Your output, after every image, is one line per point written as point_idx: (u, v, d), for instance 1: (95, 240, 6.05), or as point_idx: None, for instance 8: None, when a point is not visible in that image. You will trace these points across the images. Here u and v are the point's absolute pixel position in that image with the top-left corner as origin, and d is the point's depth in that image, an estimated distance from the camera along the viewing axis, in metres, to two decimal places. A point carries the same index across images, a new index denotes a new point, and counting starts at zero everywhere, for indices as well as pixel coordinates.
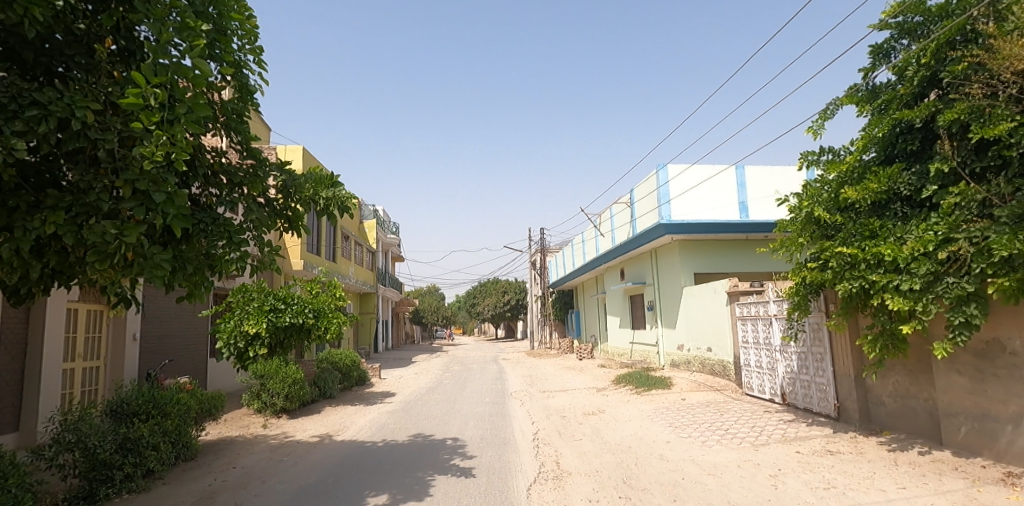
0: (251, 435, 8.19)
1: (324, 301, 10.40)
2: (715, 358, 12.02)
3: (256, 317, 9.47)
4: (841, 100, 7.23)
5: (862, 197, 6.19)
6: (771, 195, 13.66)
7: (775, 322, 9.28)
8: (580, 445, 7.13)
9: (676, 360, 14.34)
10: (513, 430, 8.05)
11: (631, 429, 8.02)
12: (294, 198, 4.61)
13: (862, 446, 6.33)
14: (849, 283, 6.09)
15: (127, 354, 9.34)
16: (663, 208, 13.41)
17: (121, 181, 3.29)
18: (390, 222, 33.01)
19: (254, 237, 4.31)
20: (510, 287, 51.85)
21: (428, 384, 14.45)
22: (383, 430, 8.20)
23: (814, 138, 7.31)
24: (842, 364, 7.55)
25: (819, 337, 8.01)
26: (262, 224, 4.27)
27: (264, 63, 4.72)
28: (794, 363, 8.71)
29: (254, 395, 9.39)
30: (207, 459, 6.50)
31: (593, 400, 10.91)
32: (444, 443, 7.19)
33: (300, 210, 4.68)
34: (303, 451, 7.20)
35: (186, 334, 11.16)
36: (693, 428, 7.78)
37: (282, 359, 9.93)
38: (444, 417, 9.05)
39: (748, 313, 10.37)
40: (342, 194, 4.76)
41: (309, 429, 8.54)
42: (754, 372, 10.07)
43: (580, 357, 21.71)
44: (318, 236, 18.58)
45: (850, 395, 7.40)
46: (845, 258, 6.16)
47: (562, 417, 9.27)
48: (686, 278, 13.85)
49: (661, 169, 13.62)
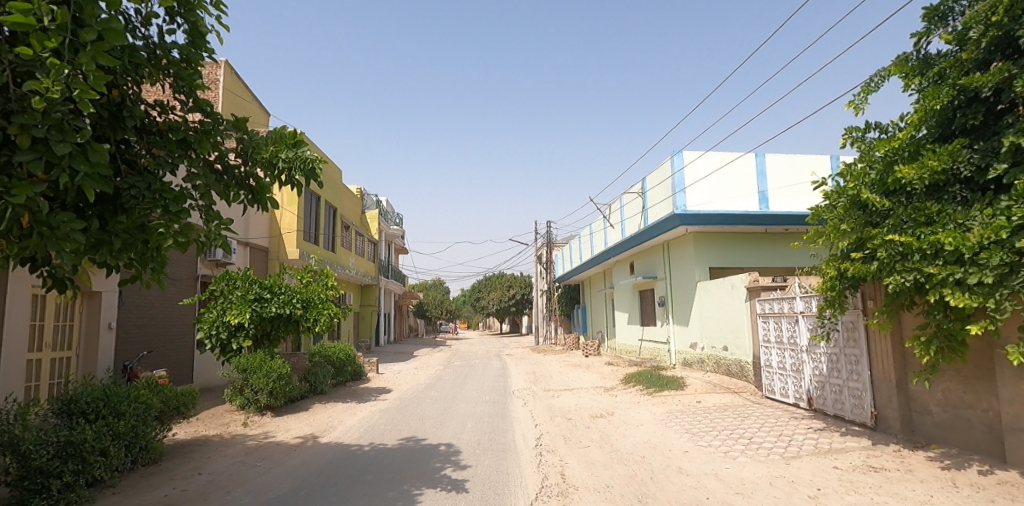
0: (228, 435, 7.52)
1: (314, 291, 9.71)
2: (731, 358, 11.25)
3: (239, 307, 8.76)
4: (888, 70, 6.42)
5: (917, 178, 5.39)
6: (793, 185, 12.82)
7: (802, 320, 8.49)
8: (587, 454, 6.39)
9: (687, 359, 13.59)
10: (514, 434, 7.32)
11: (644, 436, 7.26)
12: (254, 163, 3.90)
13: (910, 462, 5.56)
14: (900, 277, 5.31)
15: (102, 344, 8.67)
16: (677, 197, 12.57)
17: (14, 125, 2.58)
18: (394, 214, 32.42)
19: (200, 208, 3.60)
20: (516, 282, 51.19)
21: (427, 380, 13.75)
22: (372, 431, 7.51)
23: (856, 114, 6.53)
24: (881, 367, 6.77)
25: (855, 337, 7.23)
26: (210, 192, 3.56)
27: (222, 4, 4.00)
28: (823, 366, 7.94)
29: (237, 390, 8.74)
30: (171, 464, 5.83)
31: (601, 401, 10.17)
32: (437, 449, 6.49)
33: (264, 179, 3.98)
34: (281, 455, 6.52)
35: (168, 324, 10.50)
36: (712, 436, 7.04)
37: (268, 352, 9.25)
38: (440, 418, 8.34)
39: (770, 311, 9.57)
40: (308, 156, 3.96)
41: (293, 428, 7.88)
42: (776, 374, 9.30)
43: (586, 354, 21.00)
44: (316, 224, 17.94)
45: (890, 402, 6.62)
46: (896, 248, 5.38)
47: (568, 419, 8.55)
48: (700, 272, 13.05)
49: (676, 155, 12.79)
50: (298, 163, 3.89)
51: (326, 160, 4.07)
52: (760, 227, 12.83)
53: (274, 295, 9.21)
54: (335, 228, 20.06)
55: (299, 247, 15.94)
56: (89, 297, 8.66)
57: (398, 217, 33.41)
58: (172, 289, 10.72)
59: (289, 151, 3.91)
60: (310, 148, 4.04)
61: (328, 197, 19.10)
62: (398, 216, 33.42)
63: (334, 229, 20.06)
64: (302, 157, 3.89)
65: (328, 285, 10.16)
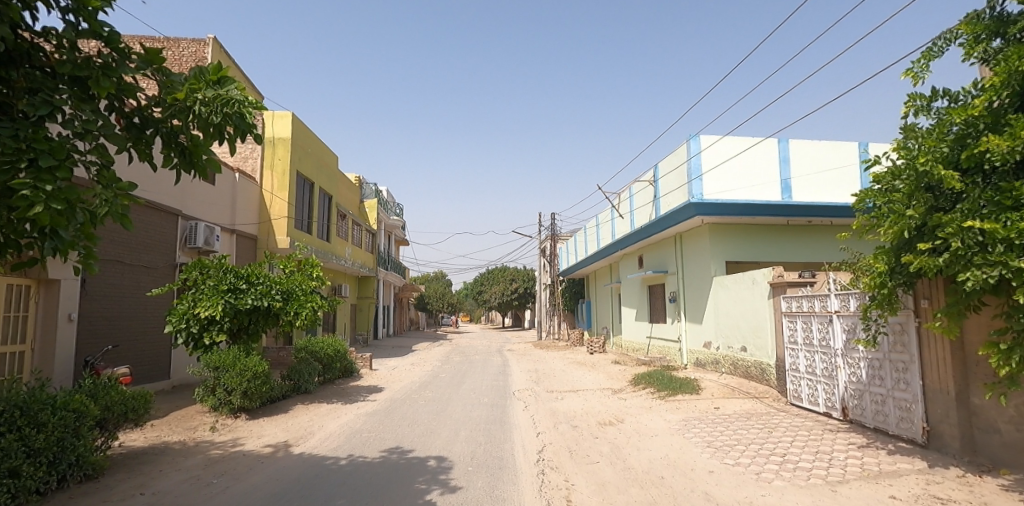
0: (192, 442, 6.70)
1: (296, 282, 8.88)
2: (751, 359, 10.37)
3: (211, 298, 7.91)
4: (955, 32, 5.48)
5: (1000, 153, 4.47)
6: (818, 174, 11.90)
7: (836, 320, 7.59)
8: (598, 474, 5.52)
9: (700, 359, 12.73)
10: (513, 446, 6.46)
11: (661, 450, 6.40)
12: (172, 109, 3.04)
13: (982, 493, 4.66)
14: (979, 272, 4.40)
15: (60, 337, 7.87)
16: (693, 185, 11.64)
17: None
18: (394, 204, 31.62)
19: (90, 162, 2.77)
20: (519, 275, 50.42)
21: (422, 378, 12.93)
22: (354, 440, 6.67)
23: (915, 84, 5.60)
24: (936, 376, 5.87)
25: (904, 342, 6.35)
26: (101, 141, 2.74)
27: None
28: (862, 372, 7.07)
29: (208, 390, 7.90)
30: (110, 481, 4.98)
31: (610, 405, 9.31)
32: (425, 465, 5.64)
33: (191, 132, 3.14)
34: (246, 468, 5.68)
35: (137, 316, 9.68)
36: (740, 453, 6.18)
37: (245, 348, 8.41)
38: (431, 424, 7.50)
39: (799, 309, 8.65)
40: (233, 96, 3.02)
41: (267, 434, 7.06)
42: (804, 380, 8.45)
43: (591, 351, 20.20)
44: (308, 212, 17.14)
45: (947, 417, 5.72)
46: (976, 237, 4.48)
47: (574, 427, 7.70)
48: (716, 267, 12.14)
49: (692, 139, 11.84)
50: (220, 106, 2.96)
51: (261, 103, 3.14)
52: (782, 219, 11.91)
53: (251, 285, 8.38)
54: (330, 217, 19.24)
55: (289, 235, 15.15)
56: (47, 285, 7.85)
57: (398, 207, 32.55)
58: (144, 279, 9.96)
59: (205, 89, 2.98)
60: (238, 87, 3.11)
61: (323, 184, 18.27)
62: (398, 206, 32.55)
63: (329, 218, 19.24)
64: (221, 96, 2.96)
65: (313, 275, 9.33)
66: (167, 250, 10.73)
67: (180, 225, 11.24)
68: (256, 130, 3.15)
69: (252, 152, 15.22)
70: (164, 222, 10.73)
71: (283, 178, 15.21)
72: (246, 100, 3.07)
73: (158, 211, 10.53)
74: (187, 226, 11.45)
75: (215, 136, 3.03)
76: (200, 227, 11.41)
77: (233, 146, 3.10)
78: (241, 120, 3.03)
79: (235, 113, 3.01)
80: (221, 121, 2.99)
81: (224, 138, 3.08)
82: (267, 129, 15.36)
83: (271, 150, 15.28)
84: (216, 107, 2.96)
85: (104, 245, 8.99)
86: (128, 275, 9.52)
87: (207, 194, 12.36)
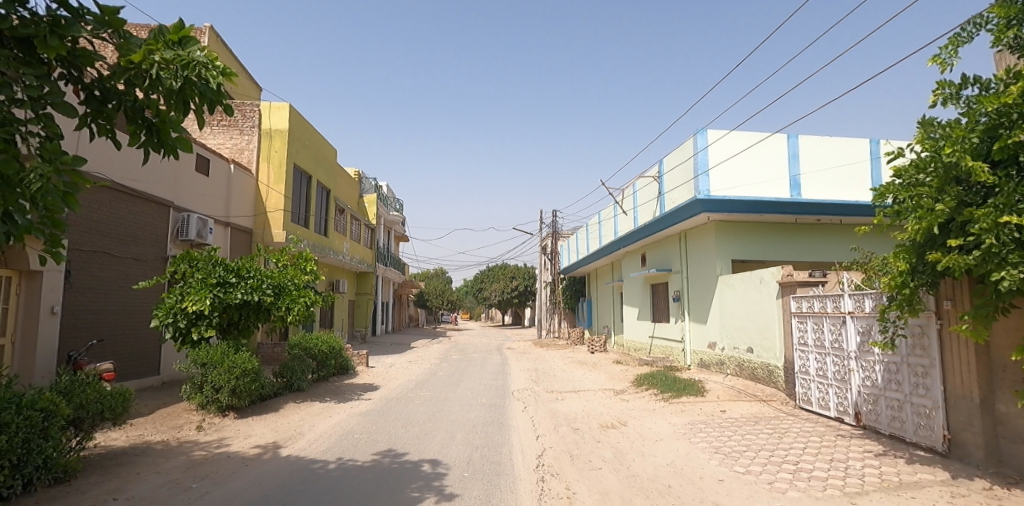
0: (176, 442, 6.40)
1: (288, 276, 8.56)
2: (757, 361, 10.06)
3: (198, 292, 7.59)
4: (987, 15, 5.14)
5: None
6: (828, 171, 11.58)
7: (850, 322, 7.27)
8: (601, 481, 5.21)
9: (704, 360, 12.43)
10: (511, 450, 6.15)
11: (667, 456, 6.09)
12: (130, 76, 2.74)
13: None
14: (1014, 271, 4.12)
15: (42, 330, 7.57)
16: (700, 180, 11.27)
17: None
18: (394, 199, 31.31)
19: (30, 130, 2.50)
20: (519, 272, 50.11)
21: (419, 377, 12.63)
22: (346, 441, 6.37)
23: (943, 71, 5.27)
24: (958, 382, 5.56)
25: (924, 345, 6.04)
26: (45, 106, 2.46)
27: None
28: (877, 376, 6.77)
29: (196, 387, 7.60)
30: (82, 485, 4.68)
31: (612, 407, 9.00)
32: (418, 470, 5.33)
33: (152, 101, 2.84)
34: (229, 471, 5.38)
35: (124, 310, 9.37)
36: (750, 460, 5.88)
37: (234, 344, 8.10)
38: (426, 426, 7.19)
39: (810, 310, 8.33)
40: (194, 58, 2.70)
41: (255, 434, 6.76)
42: (814, 383, 8.14)
43: (591, 350, 19.90)
44: (306, 206, 16.86)
45: (971, 425, 5.40)
46: (1011, 233, 4.18)
47: (576, 430, 7.39)
48: (722, 265, 11.83)
49: (699, 134, 11.50)
50: (179, 69, 2.66)
51: (227, 66, 2.82)
52: (790, 217, 11.58)
53: (241, 279, 8.08)
54: (328, 211, 18.91)
55: (286, 229, 14.85)
56: (28, 277, 7.55)
57: (398, 203, 32.22)
58: (133, 271, 9.67)
59: (163, 51, 2.67)
60: (201, 48, 2.78)
61: (320, 177, 17.95)
62: (398, 202, 32.26)
63: (327, 212, 18.92)
64: (180, 58, 2.65)
65: (307, 270, 9.01)
66: (157, 241, 10.45)
67: (172, 217, 10.94)
68: (225, 98, 2.85)
69: (248, 143, 14.89)
70: (155, 213, 10.43)
71: (280, 170, 14.88)
72: (210, 63, 2.76)
73: (149, 202, 10.23)
74: (179, 218, 11.13)
75: (180, 106, 2.75)
76: (192, 219, 11.07)
77: (200, 118, 2.82)
78: (206, 87, 2.74)
79: (198, 79, 2.71)
80: (183, 88, 2.70)
81: (190, 108, 2.79)
82: (264, 120, 15.03)
83: (268, 142, 14.95)
84: (175, 70, 2.67)
85: (91, 236, 8.71)
86: (115, 267, 9.23)
87: (200, 186, 12.05)
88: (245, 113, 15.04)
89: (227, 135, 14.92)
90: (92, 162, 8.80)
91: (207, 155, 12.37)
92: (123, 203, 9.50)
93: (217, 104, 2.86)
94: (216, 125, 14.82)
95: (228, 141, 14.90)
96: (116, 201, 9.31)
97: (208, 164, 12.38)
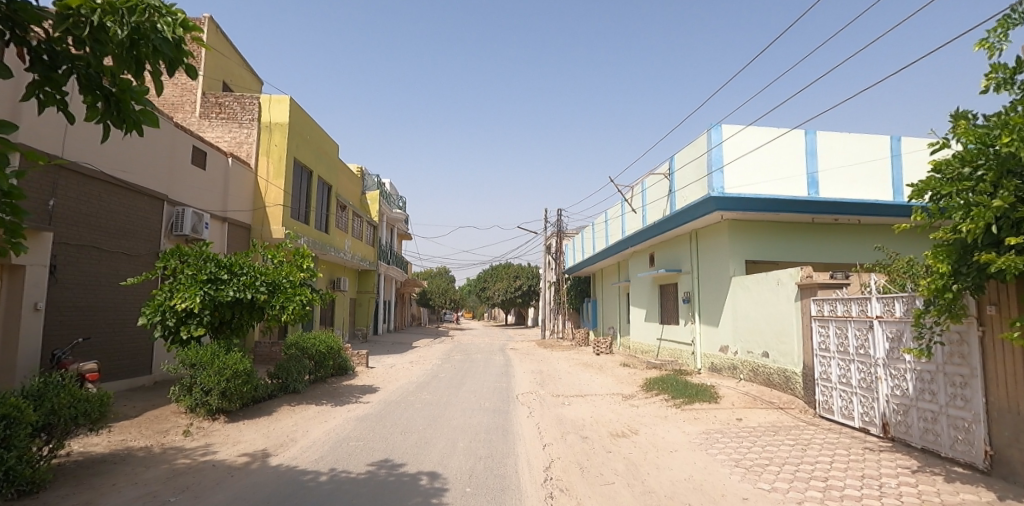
0: (159, 448, 6.01)
1: (283, 273, 8.18)
2: (774, 366, 9.61)
3: (188, 289, 7.20)
4: None
5: None
6: (847, 169, 11.13)
7: (878, 326, 6.83)
8: (614, 498, 4.80)
9: (716, 364, 11.99)
10: (516, 462, 5.74)
11: (685, 470, 5.66)
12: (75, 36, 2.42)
13: None
14: None
15: (25, 328, 7.20)
16: (714, 177, 10.82)
17: None
18: (396, 196, 30.96)
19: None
20: (523, 272, 49.75)
21: (420, 378, 12.23)
22: (340, 450, 5.96)
23: (990, 56, 4.84)
24: (1003, 394, 5.12)
25: (963, 353, 5.60)
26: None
27: None
28: (908, 385, 6.33)
29: (185, 389, 7.23)
30: (50, 498, 4.30)
31: (622, 413, 8.57)
32: (416, 483, 4.92)
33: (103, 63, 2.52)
34: (212, 482, 4.98)
35: (113, 308, 8.99)
36: (774, 475, 5.45)
37: (226, 344, 7.71)
38: (426, 433, 6.78)
39: (833, 313, 7.87)
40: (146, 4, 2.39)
41: (245, 440, 6.37)
42: (836, 390, 7.70)
43: (596, 352, 19.47)
44: (306, 202, 16.50)
45: (1017, 441, 4.96)
46: None
47: (585, 438, 6.97)
48: (735, 266, 11.39)
49: (713, 129, 11.04)
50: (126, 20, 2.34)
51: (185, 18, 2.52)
52: (807, 216, 11.14)
53: (233, 276, 7.70)
54: (329, 207, 18.53)
55: (285, 225, 14.49)
56: (10, 271, 7.20)
57: (401, 201, 31.86)
58: (124, 267, 9.31)
59: None
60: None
61: (322, 172, 17.58)
62: (401, 199, 31.90)
63: (328, 208, 18.54)
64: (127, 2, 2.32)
65: (303, 267, 8.61)
66: (150, 236, 10.08)
67: (166, 211, 10.58)
68: (185, 56, 2.55)
69: (247, 137, 14.52)
70: (148, 207, 10.08)
71: (279, 165, 14.52)
72: (163, 10, 2.45)
73: (142, 195, 9.88)
74: (174, 212, 10.81)
75: (132, 65, 2.45)
76: (187, 213, 10.74)
77: (157, 80, 2.49)
78: (162, 40, 2.44)
79: (152, 30, 2.40)
80: (135, 41, 2.38)
81: (144, 68, 2.48)
82: (264, 113, 14.66)
83: (268, 136, 14.58)
84: (121, 17, 2.34)
85: (78, 230, 8.36)
86: (105, 263, 8.88)
87: (197, 180, 11.70)
88: (245, 105, 14.52)
89: (226, 128, 14.56)
90: (83, 152, 8.42)
91: (204, 148, 12.01)
92: (114, 196, 9.14)
93: (176, 64, 2.55)
94: (214, 118, 14.45)
95: (226, 134, 14.55)
96: (106, 193, 8.97)
97: (204, 158, 12.01)
